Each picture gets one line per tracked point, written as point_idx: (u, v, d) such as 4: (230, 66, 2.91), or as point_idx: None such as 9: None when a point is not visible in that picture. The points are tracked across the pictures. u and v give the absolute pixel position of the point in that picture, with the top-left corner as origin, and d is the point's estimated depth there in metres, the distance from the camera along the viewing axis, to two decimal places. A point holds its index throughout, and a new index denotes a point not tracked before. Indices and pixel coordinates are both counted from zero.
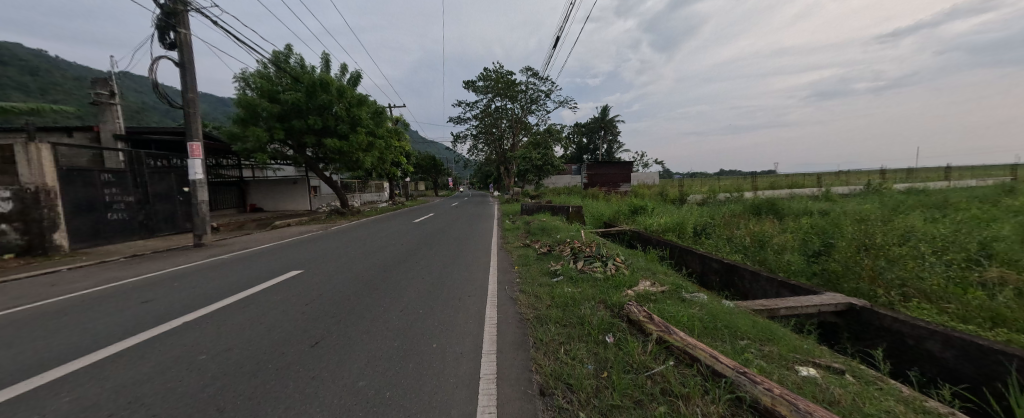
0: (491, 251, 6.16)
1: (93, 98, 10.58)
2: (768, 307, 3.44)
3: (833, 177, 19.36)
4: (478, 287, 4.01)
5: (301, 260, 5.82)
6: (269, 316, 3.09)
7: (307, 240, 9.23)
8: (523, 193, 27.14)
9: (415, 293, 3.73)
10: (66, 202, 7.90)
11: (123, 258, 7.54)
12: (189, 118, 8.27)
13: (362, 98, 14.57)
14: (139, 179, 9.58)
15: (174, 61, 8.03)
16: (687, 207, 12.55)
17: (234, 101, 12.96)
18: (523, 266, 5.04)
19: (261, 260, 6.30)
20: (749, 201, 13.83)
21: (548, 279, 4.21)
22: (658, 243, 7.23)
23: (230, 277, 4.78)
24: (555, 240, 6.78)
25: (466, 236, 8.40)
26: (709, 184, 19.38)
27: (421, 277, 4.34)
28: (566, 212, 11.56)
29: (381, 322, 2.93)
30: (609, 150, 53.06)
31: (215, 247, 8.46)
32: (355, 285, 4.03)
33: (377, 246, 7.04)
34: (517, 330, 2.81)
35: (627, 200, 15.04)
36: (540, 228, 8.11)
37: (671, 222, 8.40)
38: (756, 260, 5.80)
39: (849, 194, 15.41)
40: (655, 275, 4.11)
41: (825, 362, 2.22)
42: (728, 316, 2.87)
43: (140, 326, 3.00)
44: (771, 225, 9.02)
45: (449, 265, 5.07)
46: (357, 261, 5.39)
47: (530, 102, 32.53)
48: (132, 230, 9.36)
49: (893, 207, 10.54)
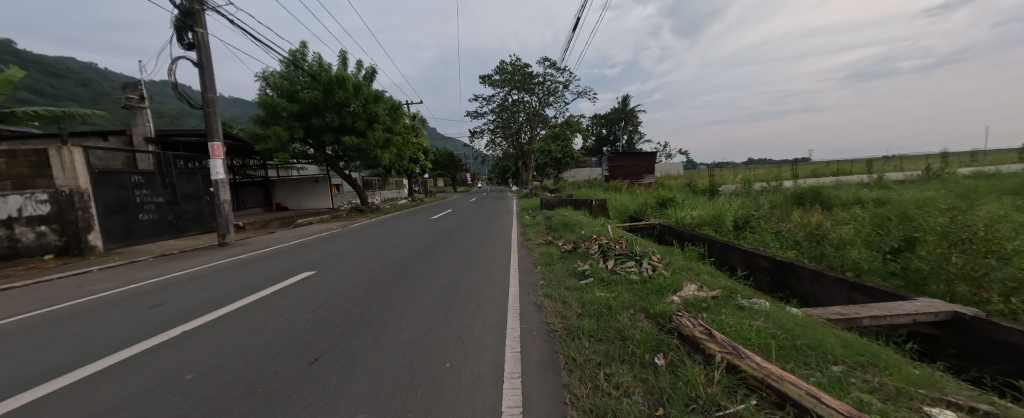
0: (512, 250, 5.80)
1: (124, 102, 11.02)
2: (847, 316, 2.83)
3: (884, 163, 17.56)
4: (498, 290, 3.65)
5: (316, 260, 5.67)
6: (272, 324, 2.84)
7: (325, 239, 9.19)
8: (542, 187, 26.60)
9: (429, 299, 3.40)
10: (99, 203, 8.23)
11: (151, 258, 7.74)
12: (209, 119, 8.34)
13: (378, 94, 14.50)
14: (168, 180, 10.01)
15: (193, 62, 8.10)
16: (720, 199, 11.70)
17: (256, 102, 13.19)
18: (546, 265, 4.61)
19: (278, 260, 6.21)
20: (789, 190, 12.72)
21: (576, 282, 3.76)
22: (694, 239, 6.60)
23: (245, 278, 4.67)
24: (580, 237, 6.29)
25: (484, 233, 8.08)
26: (741, 174, 18.10)
27: (436, 280, 4.02)
28: (589, 206, 10.99)
29: (390, 334, 2.61)
30: (630, 141, 51.19)
31: (237, 246, 8.55)
32: (367, 289, 3.77)
33: (393, 245, 6.83)
34: (544, 345, 2.39)
35: (654, 192, 14.21)
36: (562, 223, 7.64)
37: (707, 215, 7.70)
38: (814, 257, 5.08)
39: (906, 180, 13.87)
40: (700, 278, 3.57)
41: (962, 400, 1.64)
42: (806, 331, 2.31)
43: (139, 334, 2.82)
44: (822, 217, 8.08)
45: (466, 265, 4.74)
46: (371, 262, 5.17)
47: (547, 93, 31.75)
48: (163, 229, 9.83)
49: (966, 193, 9.25)
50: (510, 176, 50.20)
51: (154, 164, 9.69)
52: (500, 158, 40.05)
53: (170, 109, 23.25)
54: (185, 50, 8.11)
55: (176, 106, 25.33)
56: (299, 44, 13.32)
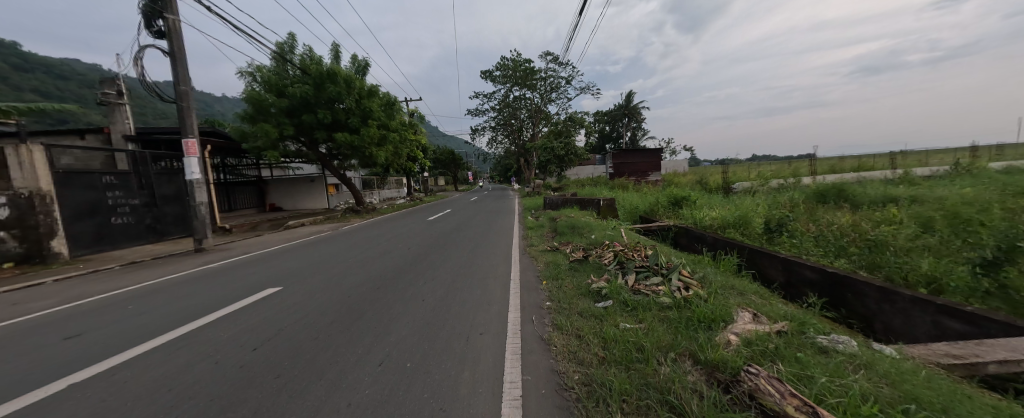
0: (513, 259, 5.10)
1: (101, 98, 10.36)
2: (968, 360, 2.02)
3: (905, 158, 16.54)
4: (494, 316, 2.96)
5: (289, 272, 5.00)
6: (192, 376, 2.13)
7: (312, 243, 8.51)
8: (545, 185, 25.77)
9: (407, 329, 2.71)
10: (66, 207, 7.60)
11: (119, 267, 7.07)
12: (183, 114, 7.67)
13: (372, 88, 13.77)
14: (145, 181, 9.40)
15: (164, 51, 7.43)
16: (736, 197, 10.88)
17: (242, 97, 12.50)
18: (553, 281, 3.87)
19: (250, 269, 5.55)
20: (809, 187, 11.86)
21: (591, 305, 3.01)
22: (719, 245, 5.88)
23: (201, 297, 3.99)
24: (590, 243, 5.55)
25: (481, 237, 7.41)
26: (753, 170, 17.21)
27: (420, 302, 3.34)
28: (596, 206, 10.23)
29: (344, 392, 1.91)
30: (633, 138, 50.14)
31: (215, 252, 7.89)
32: (334, 315, 3.07)
33: (379, 252, 6.13)
34: (556, 415, 1.64)
35: (663, 190, 13.41)
36: (569, 226, 6.89)
37: (730, 215, 6.92)
38: (869, 267, 4.31)
39: (933, 175, 12.92)
40: (750, 302, 2.82)
41: None
42: (943, 400, 1.55)
43: (15, 390, 2.11)
44: (858, 218, 7.27)
45: (458, 280, 4.06)
46: (350, 274, 4.49)
47: (549, 89, 30.91)
48: (139, 233, 9.19)
49: (1011, 190, 8.34)
50: (511, 174, 49.48)
51: (127, 164, 9.08)
52: (501, 156, 39.30)
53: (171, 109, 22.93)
54: (155, 38, 7.47)
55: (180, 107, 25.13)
56: (287, 35, 12.58)
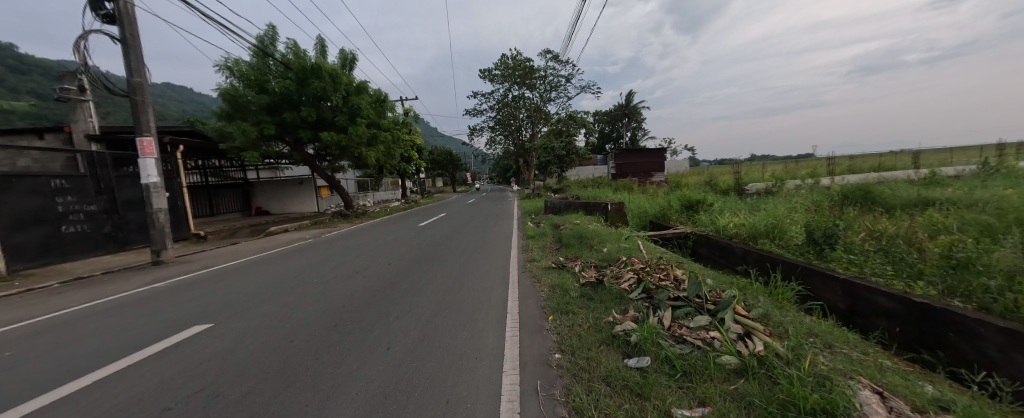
0: (510, 280, 4.22)
1: (59, 94, 9.36)
2: None
3: (926, 158, 15.62)
4: (481, 381, 2.07)
5: (238, 299, 4.11)
6: None
7: (286, 254, 7.63)
8: (545, 187, 24.95)
9: (351, 409, 1.82)
10: (6, 215, 6.67)
11: (59, 284, 6.13)
12: (138, 109, 6.77)
13: (360, 84, 12.88)
14: (104, 185, 8.52)
15: (113, 38, 6.54)
16: (752, 200, 10.03)
17: (218, 94, 11.56)
18: (563, 317, 2.99)
19: (196, 291, 4.65)
20: (830, 188, 11.00)
21: (621, 364, 2.12)
22: (757, 261, 5.02)
23: (109, 337, 3.09)
24: (602, 259, 4.63)
25: (475, 249, 6.58)
26: (766, 170, 16.30)
27: (384, 353, 2.47)
28: (604, 210, 9.37)
29: None
30: (633, 138, 49.35)
31: (175, 265, 7.00)
32: (256, 378, 2.16)
33: (353, 271, 5.27)
34: None
35: (674, 192, 12.54)
36: (575, 236, 5.97)
37: (760, 222, 6.03)
38: (960, 295, 3.35)
39: (962, 175, 12.03)
40: (856, 369, 1.92)
41: None
42: None
43: None
44: (902, 224, 6.40)
45: (440, 314, 3.20)
46: (307, 305, 3.63)
47: (549, 88, 30.11)
48: (96, 242, 8.29)
49: None
50: (511, 176, 48.65)
51: (85, 167, 8.24)
52: (500, 156, 38.42)
53: (170, 110, 22.33)
54: (105, 24, 6.61)
55: (176, 107, 24.48)
56: (266, 27, 11.66)
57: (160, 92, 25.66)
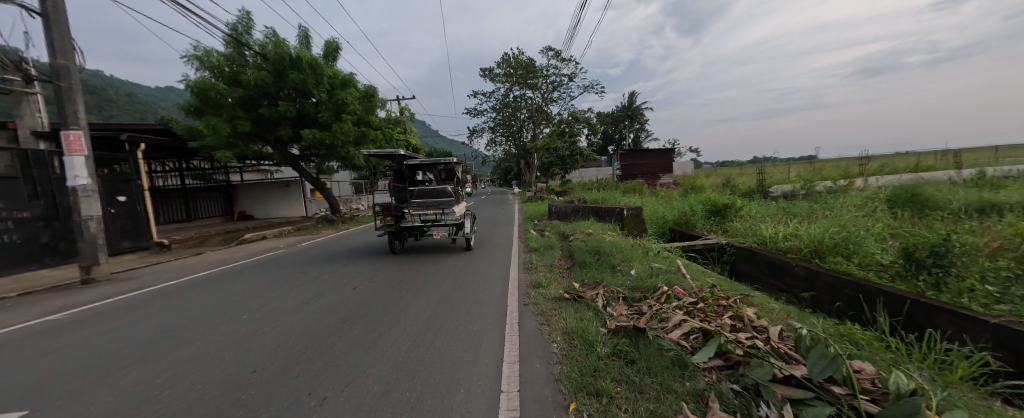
0: (508, 322, 3.01)
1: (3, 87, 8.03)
2: None
3: (964, 158, 14.21)
4: None
5: (118, 350, 2.79)
6: None
7: (242, 270, 6.41)
8: (546, 189, 23.74)
9: None
10: None
11: None
12: (63, 97, 5.67)
13: (345, 77, 11.79)
14: (42, 187, 7.45)
15: (31, 12, 5.46)
16: (785, 204, 8.77)
17: (186, 87, 10.44)
18: (593, 406, 1.76)
19: (80, 333, 3.31)
20: (868, 189, 9.75)
21: None
22: (831, 288, 3.80)
23: None
24: (632, 287, 3.44)
25: (464, 267, 5.41)
26: (787, 171, 14.98)
27: None
28: (618, 216, 8.15)
29: None
30: (636, 140, 48.13)
31: (109, 283, 5.84)
32: None
33: (302, 297, 4.02)
34: None
35: (693, 196, 11.26)
36: (590, 252, 4.78)
37: (823, 234, 4.79)
38: None
39: (1016, 175, 10.66)
40: None
41: None
42: None
43: None
44: (994, 235, 5.12)
45: (395, 393, 1.96)
46: (199, 370, 2.33)
47: (551, 87, 29.00)
48: (30, 254, 7.15)
49: None
50: (512, 178, 47.73)
51: (388, 171, 8.70)
52: (501, 158, 37.30)
53: (158, 110, 21.41)
54: None
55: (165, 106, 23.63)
56: (241, 14, 10.62)
57: (152, 90, 25.04)
